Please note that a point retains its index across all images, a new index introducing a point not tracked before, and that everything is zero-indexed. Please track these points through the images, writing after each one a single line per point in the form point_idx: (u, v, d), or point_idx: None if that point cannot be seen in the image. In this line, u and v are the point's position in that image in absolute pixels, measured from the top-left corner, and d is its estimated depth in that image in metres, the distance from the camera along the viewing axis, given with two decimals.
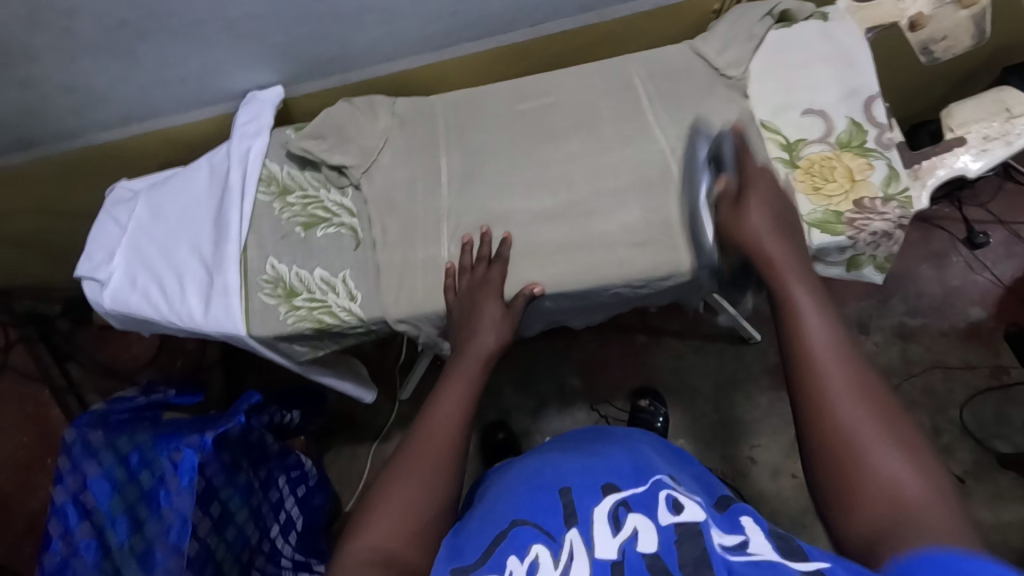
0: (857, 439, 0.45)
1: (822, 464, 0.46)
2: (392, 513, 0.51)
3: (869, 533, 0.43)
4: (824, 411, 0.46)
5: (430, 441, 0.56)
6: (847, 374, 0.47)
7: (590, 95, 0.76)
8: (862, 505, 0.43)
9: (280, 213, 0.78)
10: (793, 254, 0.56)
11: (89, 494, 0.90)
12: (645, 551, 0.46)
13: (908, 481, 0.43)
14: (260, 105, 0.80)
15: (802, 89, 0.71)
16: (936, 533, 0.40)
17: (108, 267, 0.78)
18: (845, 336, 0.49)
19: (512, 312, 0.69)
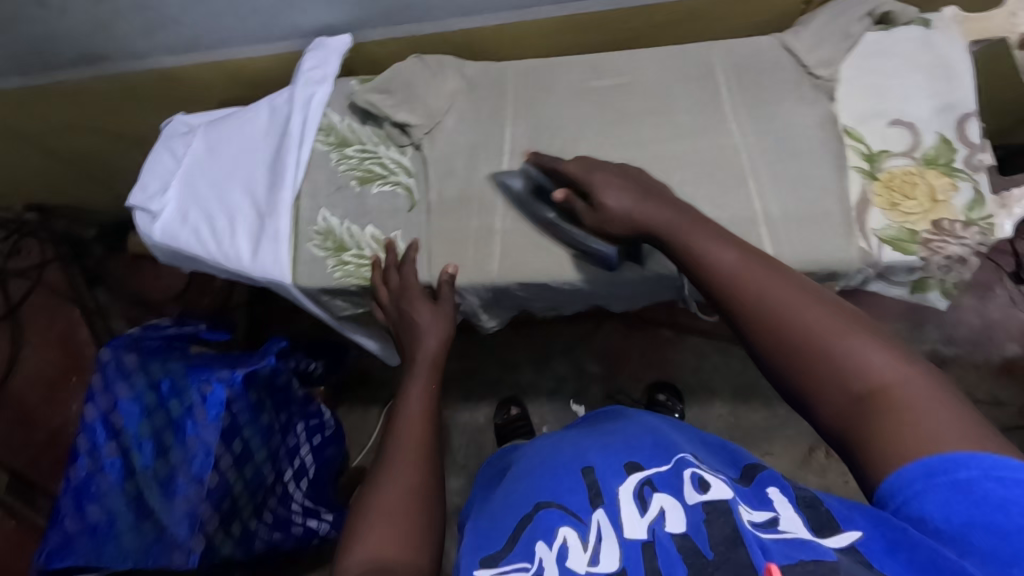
0: (805, 327, 0.44)
1: (793, 378, 0.45)
2: (378, 523, 0.51)
3: (860, 432, 0.41)
4: (775, 326, 0.46)
5: (403, 446, 0.59)
6: (779, 283, 0.47)
7: (669, 78, 0.73)
8: (824, 393, 0.43)
9: (336, 164, 0.77)
10: (691, 212, 0.56)
11: (118, 416, 0.92)
12: (674, 532, 0.42)
13: (880, 359, 0.42)
14: (326, 51, 0.79)
15: (893, 97, 0.68)
16: (928, 405, 0.39)
17: (160, 199, 0.78)
18: (750, 249, 0.51)
19: (443, 306, 0.71)
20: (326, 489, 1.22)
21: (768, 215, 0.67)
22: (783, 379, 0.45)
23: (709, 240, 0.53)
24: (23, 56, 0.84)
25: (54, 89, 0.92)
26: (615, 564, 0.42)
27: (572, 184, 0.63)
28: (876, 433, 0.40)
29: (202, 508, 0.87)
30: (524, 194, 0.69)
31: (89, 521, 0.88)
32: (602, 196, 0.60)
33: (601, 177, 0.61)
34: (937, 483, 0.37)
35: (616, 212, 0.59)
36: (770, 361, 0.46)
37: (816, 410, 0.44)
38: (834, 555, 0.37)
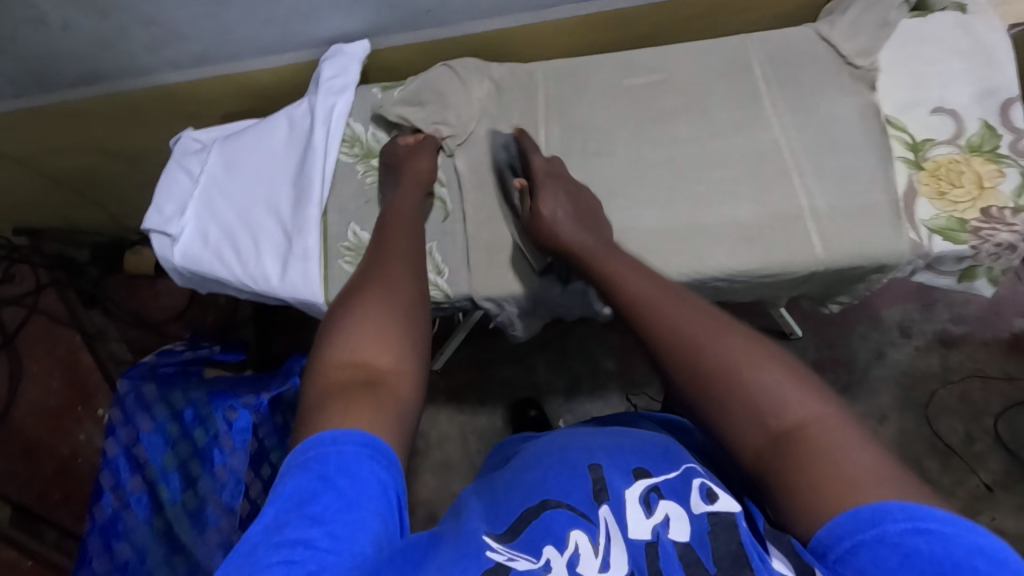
0: (717, 357, 0.47)
1: (712, 413, 0.46)
2: (369, 331, 0.48)
3: (775, 463, 0.42)
4: (695, 354, 0.48)
5: (391, 270, 0.55)
6: (693, 317, 0.50)
7: (703, 75, 0.72)
8: (742, 429, 0.44)
9: (363, 177, 0.74)
10: (606, 240, 0.63)
11: (142, 448, 0.89)
12: (678, 539, 0.40)
13: (794, 395, 0.44)
14: (345, 58, 0.75)
15: (933, 84, 0.68)
16: (845, 447, 0.40)
17: (179, 221, 0.75)
18: (667, 287, 0.55)
19: (426, 144, 0.71)
20: None
21: (814, 213, 0.66)
22: (702, 413, 0.47)
23: (630, 277, 0.57)
24: (18, 77, 0.80)
25: (52, 111, 0.87)
26: (624, 569, 0.39)
27: (528, 178, 0.69)
28: (793, 468, 0.40)
29: (236, 537, 0.83)
30: (501, 172, 0.72)
31: (119, 559, 0.85)
32: (542, 203, 0.65)
33: (548, 184, 0.66)
34: (864, 540, 0.36)
35: (546, 222, 0.64)
36: (691, 394, 0.48)
37: (734, 444, 0.45)
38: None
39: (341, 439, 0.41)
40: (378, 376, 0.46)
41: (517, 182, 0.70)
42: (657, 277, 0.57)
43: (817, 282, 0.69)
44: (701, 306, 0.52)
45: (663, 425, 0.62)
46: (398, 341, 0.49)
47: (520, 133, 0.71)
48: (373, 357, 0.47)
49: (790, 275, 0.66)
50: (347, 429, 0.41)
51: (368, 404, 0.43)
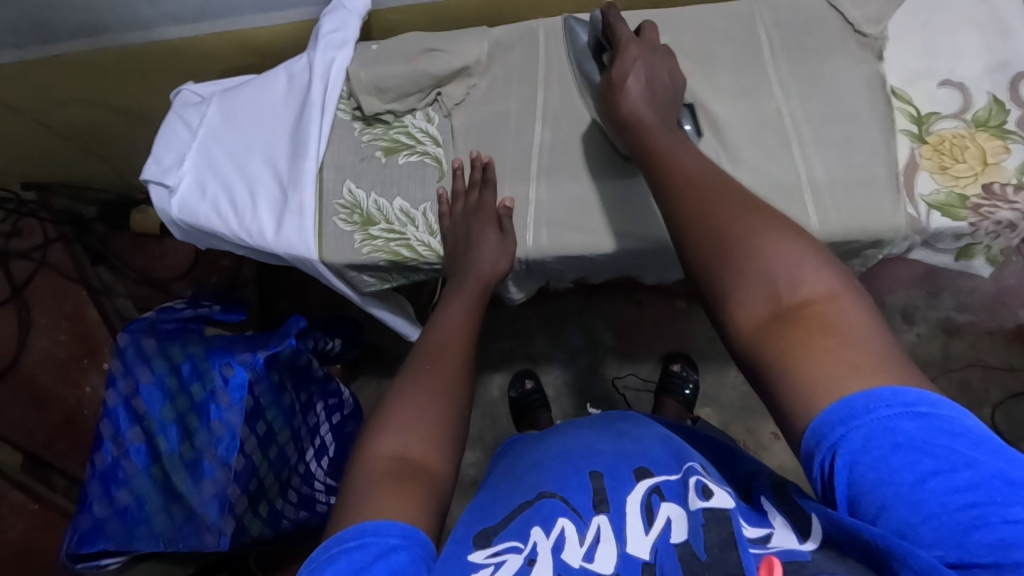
0: (743, 232, 0.47)
1: (719, 288, 0.47)
2: (409, 425, 0.52)
3: (772, 342, 0.42)
4: (718, 230, 0.48)
5: (437, 353, 0.59)
6: (732, 200, 0.50)
7: (709, 40, 0.70)
8: (748, 300, 0.45)
9: (360, 135, 0.73)
10: (667, 121, 0.60)
11: (141, 400, 0.91)
12: (676, 541, 0.43)
13: (809, 273, 0.44)
14: (346, 14, 0.75)
15: (943, 56, 0.66)
16: (848, 325, 0.41)
17: (177, 173, 0.75)
18: (713, 165, 0.54)
19: (509, 238, 0.68)
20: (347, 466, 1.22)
21: (814, 185, 0.65)
22: (712, 282, 0.47)
23: (675, 150, 0.56)
24: (18, 26, 0.79)
25: (56, 62, 0.88)
26: (609, 568, 0.44)
27: (611, 54, 0.65)
28: (772, 340, 0.42)
29: (230, 489, 0.87)
30: (584, 51, 0.69)
31: (118, 505, 0.88)
32: (617, 67, 0.62)
33: (631, 53, 0.63)
34: (856, 425, 0.36)
35: (618, 88, 0.62)
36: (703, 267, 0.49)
37: (736, 315, 0.45)
38: (809, 555, 0.38)
39: (381, 530, 0.43)
40: (415, 463, 0.50)
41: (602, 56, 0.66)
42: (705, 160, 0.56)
43: None
44: (732, 199, 0.50)
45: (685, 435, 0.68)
46: (438, 435, 0.53)
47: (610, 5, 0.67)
48: (411, 451, 0.51)
49: None
50: (390, 521, 0.44)
51: (403, 490, 0.47)
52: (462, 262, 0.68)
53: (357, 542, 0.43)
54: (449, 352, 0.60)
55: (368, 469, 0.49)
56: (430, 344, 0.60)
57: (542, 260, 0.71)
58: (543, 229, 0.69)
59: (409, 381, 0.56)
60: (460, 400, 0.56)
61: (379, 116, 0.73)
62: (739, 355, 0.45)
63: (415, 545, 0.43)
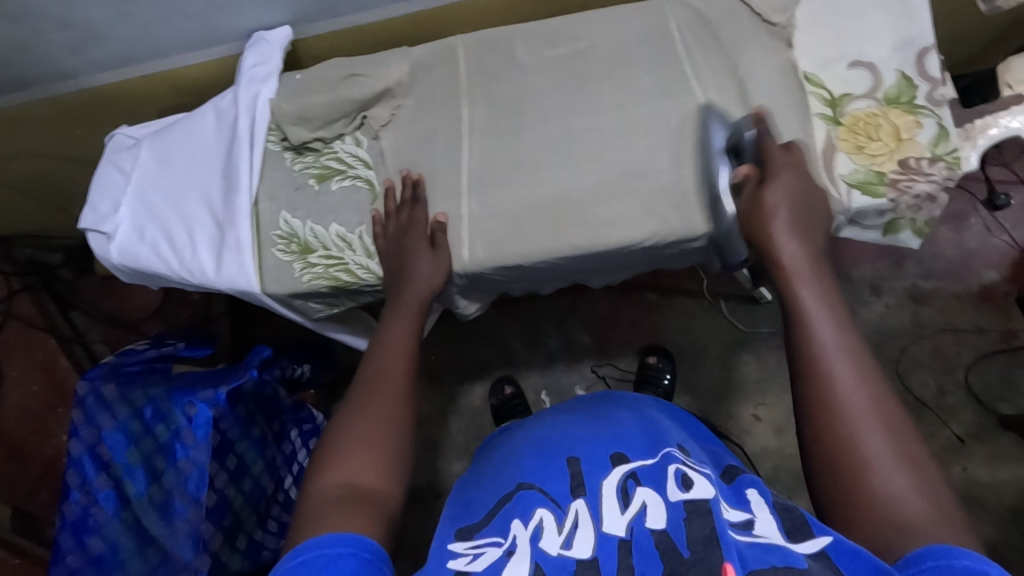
0: (864, 440, 0.46)
1: (836, 493, 0.46)
2: (354, 448, 0.53)
3: (870, 549, 0.43)
4: (842, 442, 0.46)
5: (382, 380, 0.59)
6: (867, 399, 0.47)
7: (626, 41, 0.71)
8: (857, 517, 0.44)
9: (291, 164, 0.74)
10: (810, 249, 0.57)
11: (106, 447, 0.89)
12: (654, 527, 0.45)
13: (907, 490, 0.44)
14: (267, 46, 0.75)
15: (852, 38, 0.67)
16: (935, 540, 0.41)
17: (114, 219, 0.75)
18: (854, 339, 0.51)
19: (442, 252, 0.68)
20: None
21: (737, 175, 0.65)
22: (824, 483, 0.47)
23: (817, 316, 0.52)
24: None
25: None
26: (587, 552, 0.44)
27: (759, 164, 0.60)
28: (848, 485, 0.45)
29: (203, 527, 0.86)
30: (718, 150, 0.65)
31: (93, 553, 0.88)
32: (770, 192, 0.58)
33: (784, 173, 0.60)
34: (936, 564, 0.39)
35: (765, 211, 0.58)
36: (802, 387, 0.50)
37: (843, 529, 0.46)
38: (803, 562, 0.40)
39: (330, 541, 0.45)
40: (361, 486, 0.51)
41: (741, 168, 0.61)
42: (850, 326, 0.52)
43: None
44: (854, 349, 0.50)
45: (657, 405, 0.68)
46: (384, 457, 0.53)
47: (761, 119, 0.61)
48: (357, 474, 0.51)
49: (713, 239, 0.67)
50: (339, 532, 0.45)
51: (347, 513, 0.48)
52: (400, 282, 0.68)
53: (307, 556, 0.44)
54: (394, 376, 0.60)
55: (318, 495, 0.50)
56: (372, 368, 0.61)
57: (481, 271, 0.71)
58: (477, 242, 0.69)
59: (354, 403, 0.57)
60: (406, 415, 0.57)
61: (308, 145, 0.73)
62: (829, 521, 0.47)
63: (363, 551, 0.44)
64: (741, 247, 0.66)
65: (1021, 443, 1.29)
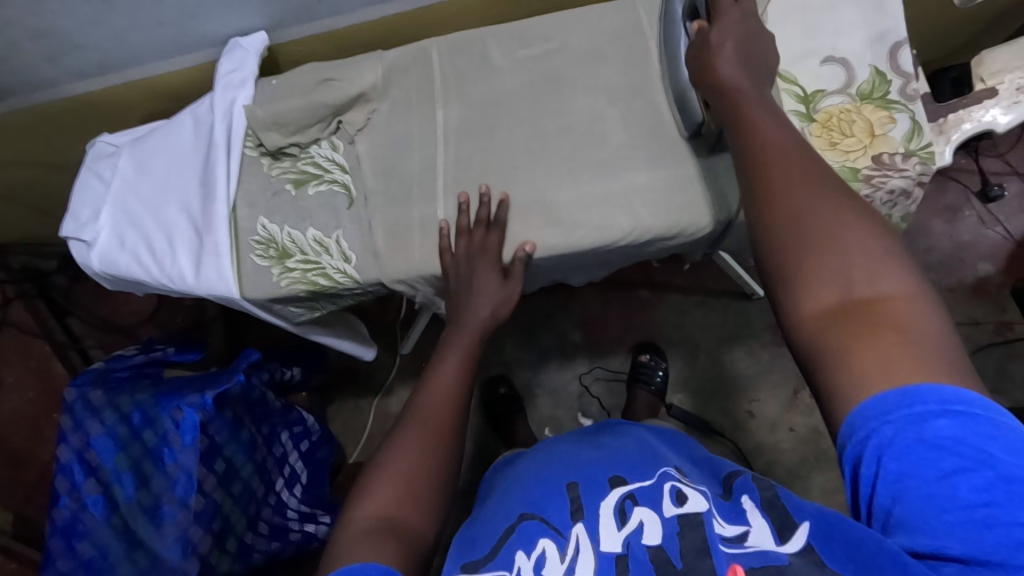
0: (817, 219, 0.45)
1: (790, 272, 0.45)
2: (396, 480, 0.54)
3: (830, 331, 0.41)
4: (793, 219, 0.46)
5: (431, 412, 0.60)
6: (814, 186, 0.47)
7: (599, 40, 0.71)
8: (810, 286, 0.43)
9: (268, 170, 0.74)
10: (759, 84, 0.58)
11: (94, 452, 0.90)
12: (650, 543, 0.45)
13: (867, 263, 0.42)
14: (242, 52, 0.75)
15: (824, 33, 0.66)
16: (907, 321, 0.40)
17: (93, 226, 0.76)
18: (804, 143, 0.51)
19: (513, 281, 0.68)
20: (323, 490, 1.25)
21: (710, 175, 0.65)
22: (779, 266, 0.46)
23: (766, 124, 0.53)
24: None
25: None
26: None
27: (710, 17, 0.61)
28: (803, 274, 0.44)
29: (192, 530, 0.88)
30: (680, 20, 0.66)
31: (82, 557, 0.88)
32: (718, 27, 0.59)
33: (734, 19, 0.60)
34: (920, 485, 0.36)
35: (711, 49, 0.59)
36: (749, 183, 0.50)
37: (796, 305, 0.44)
38: (785, 559, 0.41)
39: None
40: (402, 524, 0.52)
41: (694, 24, 0.62)
42: (798, 136, 0.53)
43: (720, 239, 0.71)
44: (798, 147, 0.51)
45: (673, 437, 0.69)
46: (422, 489, 0.54)
47: None
48: (393, 507, 0.52)
49: (689, 237, 0.67)
50: (365, 563, 0.45)
51: (373, 546, 0.48)
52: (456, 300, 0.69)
53: None
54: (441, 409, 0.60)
55: (353, 525, 0.51)
56: (422, 401, 0.61)
57: None
58: None
59: (399, 436, 0.58)
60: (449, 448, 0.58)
61: (284, 150, 0.73)
62: (794, 341, 0.44)
63: None
64: (695, 107, 0.64)
65: None
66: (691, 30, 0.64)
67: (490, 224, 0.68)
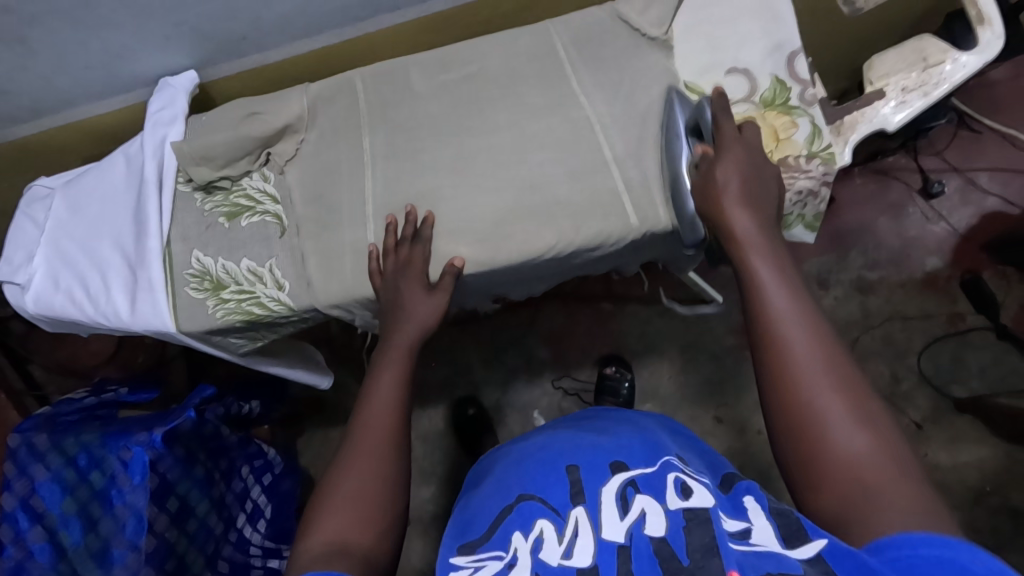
0: (825, 408, 0.46)
1: (804, 481, 0.46)
2: (342, 508, 0.53)
3: (842, 519, 0.44)
4: (802, 414, 0.47)
5: (366, 431, 0.59)
6: (822, 363, 0.48)
7: (517, 62, 0.73)
8: (824, 484, 0.45)
9: (202, 205, 0.75)
10: (765, 225, 0.58)
11: (39, 499, 0.87)
12: (653, 535, 0.43)
13: (869, 452, 0.44)
14: (172, 91, 0.77)
15: (726, 46, 0.70)
16: (901, 501, 0.42)
17: (27, 269, 0.76)
18: (809, 305, 0.52)
19: (439, 292, 0.69)
20: (289, 523, 1.24)
21: (627, 185, 0.67)
22: (790, 455, 0.48)
23: (773, 287, 0.53)
24: None
25: None
26: (587, 560, 0.43)
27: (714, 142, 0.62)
28: (814, 461, 0.46)
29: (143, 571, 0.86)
30: (681, 132, 0.66)
31: None
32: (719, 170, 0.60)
33: (733, 149, 0.61)
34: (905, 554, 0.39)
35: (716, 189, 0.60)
36: (760, 346, 0.51)
37: (812, 503, 0.46)
38: (798, 567, 0.38)
39: None
40: (354, 550, 0.50)
41: (698, 147, 0.63)
42: (803, 292, 0.53)
43: (647, 246, 0.73)
44: (805, 314, 0.51)
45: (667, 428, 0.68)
46: (370, 510, 0.53)
47: (720, 94, 0.64)
48: (344, 530, 0.51)
49: (615, 246, 0.69)
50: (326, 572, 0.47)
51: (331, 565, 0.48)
52: (394, 315, 0.69)
53: None
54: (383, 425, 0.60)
55: (304, 554, 0.50)
56: (360, 419, 0.60)
57: None
58: None
59: (344, 461, 0.57)
60: (398, 469, 0.57)
61: (215, 184, 0.74)
62: (811, 512, 0.47)
63: None
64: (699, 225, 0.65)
65: (975, 423, 1.32)
66: (694, 152, 0.64)
67: (414, 240, 0.69)
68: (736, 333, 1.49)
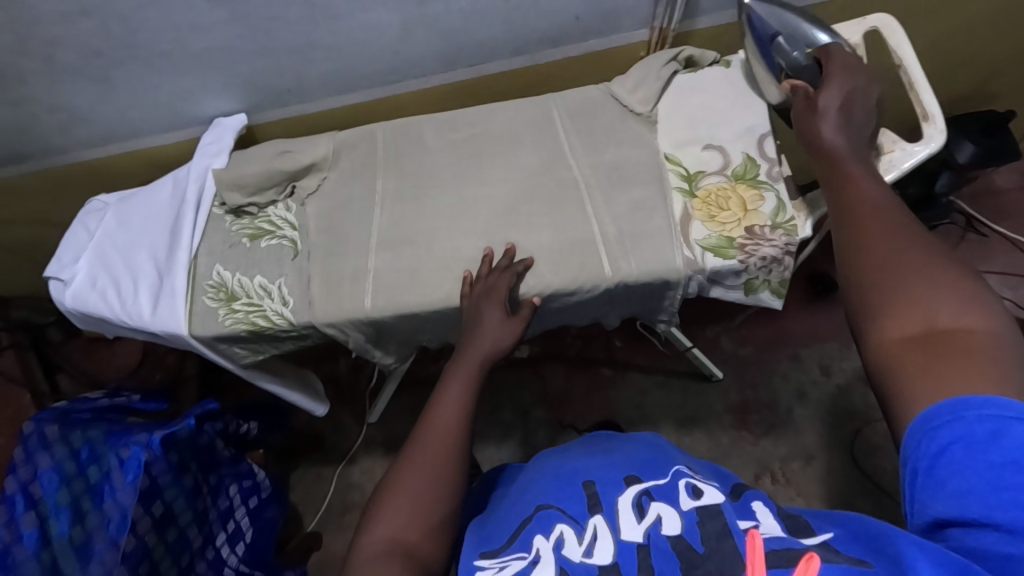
0: (901, 260, 0.45)
1: (868, 314, 0.45)
2: (399, 510, 0.53)
3: (905, 360, 0.41)
4: (877, 265, 0.45)
5: (432, 434, 0.59)
6: (908, 230, 0.46)
7: (517, 126, 0.83)
8: (891, 313, 0.43)
9: (230, 225, 0.85)
10: (855, 135, 0.57)
11: (38, 485, 0.93)
12: (669, 534, 0.47)
13: (948, 306, 0.41)
14: (221, 129, 0.90)
15: (704, 126, 0.78)
16: (983, 358, 0.39)
17: (72, 268, 0.86)
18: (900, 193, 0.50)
19: (514, 320, 0.70)
20: (265, 553, 1.24)
21: (604, 239, 0.74)
22: (857, 299, 0.46)
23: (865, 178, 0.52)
24: None
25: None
26: (608, 558, 0.47)
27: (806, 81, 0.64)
28: (881, 304, 0.44)
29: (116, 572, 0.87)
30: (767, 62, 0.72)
31: None
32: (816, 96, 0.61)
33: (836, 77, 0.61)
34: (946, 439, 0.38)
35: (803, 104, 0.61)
36: (844, 217, 0.50)
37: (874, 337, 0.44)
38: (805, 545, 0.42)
39: None
40: (410, 552, 0.51)
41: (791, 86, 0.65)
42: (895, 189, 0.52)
43: (623, 299, 0.78)
44: (896, 199, 0.50)
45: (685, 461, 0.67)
46: (428, 513, 0.54)
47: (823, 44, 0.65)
48: (405, 532, 0.52)
49: (589, 294, 0.74)
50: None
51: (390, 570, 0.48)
52: (469, 332, 0.70)
53: None
54: (450, 423, 0.60)
55: (365, 548, 0.52)
56: (425, 424, 0.60)
57: (383, 319, 0.77)
58: (379, 293, 0.77)
59: (406, 457, 0.58)
60: (456, 478, 0.57)
61: (244, 209, 0.85)
62: (870, 360, 0.44)
63: None
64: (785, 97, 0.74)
65: None
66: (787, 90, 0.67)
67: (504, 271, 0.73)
68: (734, 412, 1.43)
